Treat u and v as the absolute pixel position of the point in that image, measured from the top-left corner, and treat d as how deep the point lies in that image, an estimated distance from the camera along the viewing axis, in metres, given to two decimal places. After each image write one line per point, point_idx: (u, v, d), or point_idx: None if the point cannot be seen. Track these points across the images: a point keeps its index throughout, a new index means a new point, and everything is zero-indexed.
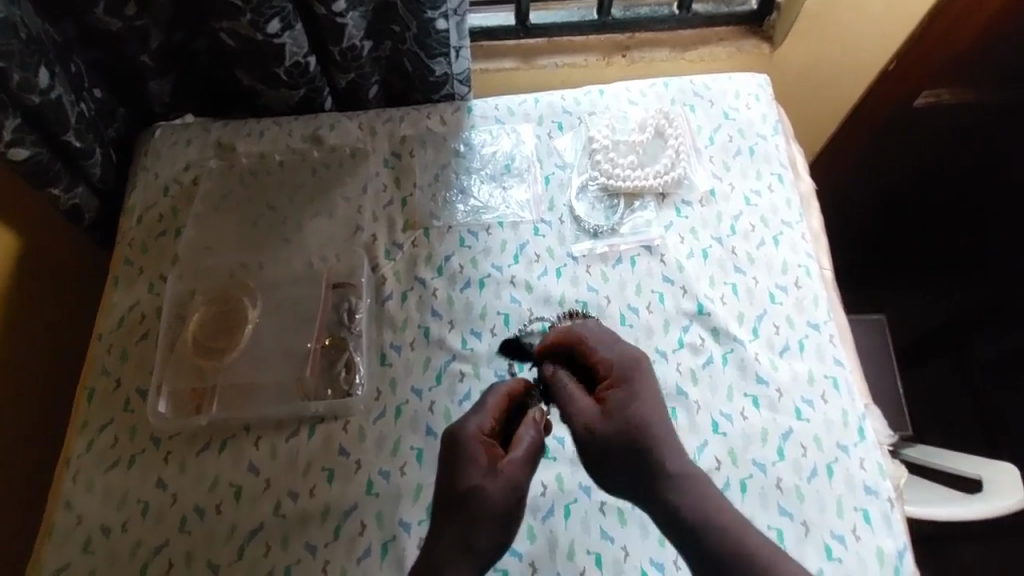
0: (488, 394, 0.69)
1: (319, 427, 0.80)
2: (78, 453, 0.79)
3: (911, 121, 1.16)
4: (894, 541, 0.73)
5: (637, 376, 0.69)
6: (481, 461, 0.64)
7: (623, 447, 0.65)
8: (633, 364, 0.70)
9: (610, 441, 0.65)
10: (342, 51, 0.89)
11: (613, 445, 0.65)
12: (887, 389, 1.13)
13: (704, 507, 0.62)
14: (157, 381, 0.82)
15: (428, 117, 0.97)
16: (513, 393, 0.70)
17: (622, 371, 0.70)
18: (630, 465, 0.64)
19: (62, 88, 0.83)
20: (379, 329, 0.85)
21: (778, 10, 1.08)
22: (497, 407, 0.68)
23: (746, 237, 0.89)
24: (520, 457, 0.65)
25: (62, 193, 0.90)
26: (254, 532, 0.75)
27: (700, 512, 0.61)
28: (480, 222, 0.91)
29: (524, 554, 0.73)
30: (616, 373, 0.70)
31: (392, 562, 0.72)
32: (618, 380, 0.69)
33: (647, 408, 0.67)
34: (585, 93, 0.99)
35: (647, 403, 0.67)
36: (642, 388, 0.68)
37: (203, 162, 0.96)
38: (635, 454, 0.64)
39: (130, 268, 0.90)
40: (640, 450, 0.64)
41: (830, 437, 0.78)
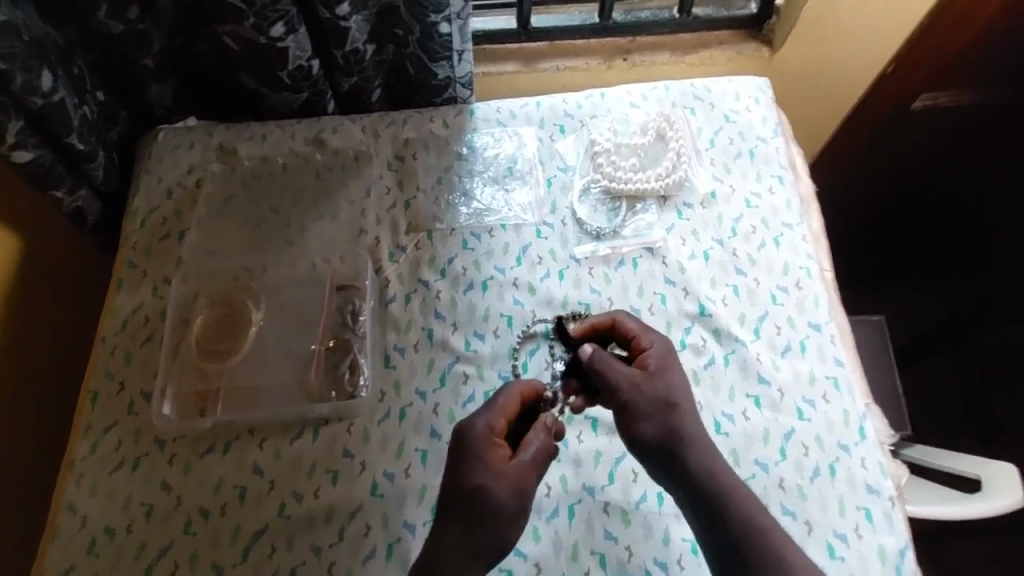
0: (500, 392, 0.70)
1: (323, 429, 0.80)
2: (82, 456, 0.79)
3: (908, 124, 1.17)
4: (896, 540, 0.73)
5: (672, 359, 0.72)
6: (489, 461, 0.64)
7: (656, 418, 0.67)
8: (670, 347, 0.73)
9: (644, 410, 0.67)
10: (345, 55, 0.89)
11: (646, 416, 0.67)
12: (887, 388, 1.14)
13: (728, 485, 0.64)
14: (161, 384, 0.82)
15: (431, 120, 0.98)
16: (524, 393, 0.70)
17: (658, 351, 0.72)
18: (660, 438, 0.66)
19: (65, 91, 0.83)
20: (383, 331, 0.85)
21: (777, 14, 1.09)
22: (508, 406, 0.69)
23: (747, 239, 0.89)
24: (528, 459, 0.65)
25: (65, 196, 0.90)
26: (259, 533, 0.75)
27: (724, 487, 0.64)
28: (482, 224, 0.91)
29: (529, 555, 0.73)
30: (654, 352, 0.72)
31: (397, 562, 0.72)
32: (655, 358, 0.71)
33: (682, 388, 0.69)
34: (587, 96, 1.00)
35: (681, 383, 0.70)
36: (678, 371, 0.71)
37: (206, 165, 0.96)
38: (667, 428, 0.66)
39: (133, 270, 0.90)
40: (672, 425, 0.66)
41: (831, 437, 0.78)
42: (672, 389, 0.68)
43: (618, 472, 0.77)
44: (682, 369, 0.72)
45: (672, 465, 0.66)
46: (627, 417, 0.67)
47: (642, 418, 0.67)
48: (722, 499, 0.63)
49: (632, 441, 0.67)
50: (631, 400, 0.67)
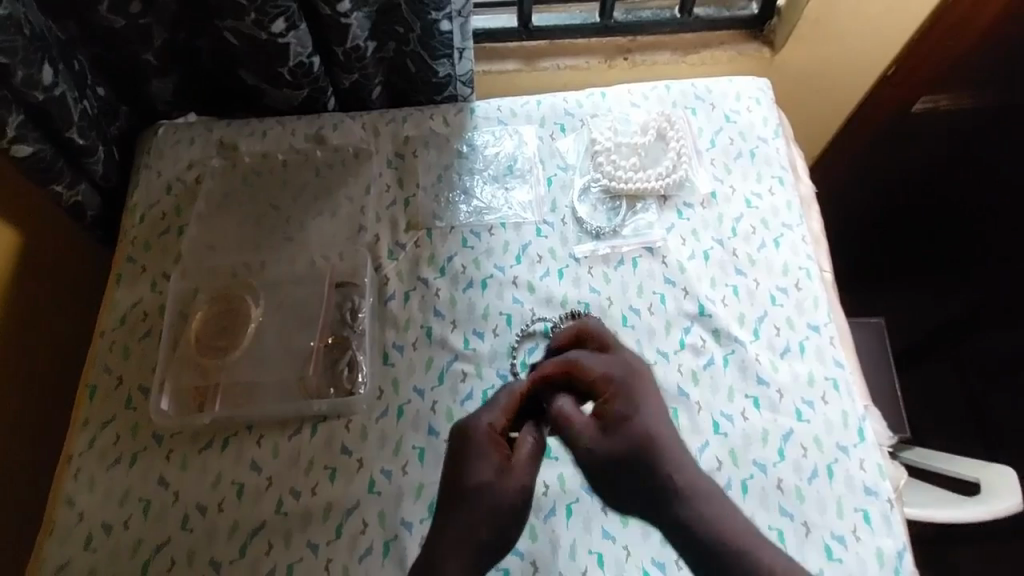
0: (501, 392, 0.70)
1: (322, 426, 0.80)
2: (79, 451, 0.79)
3: (910, 129, 1.18)
4: (894, 542, 0.73)
5: (641, 384, 0.67)
6: (490, 459, 0.64)
7: (627, 462, 0.62)
8: (631, 374, 0.68)
9: (617, 457, 0.62)
10: (346, 52, 0.89)
11: (618, 461, 0.62)
12: (882, 385, 1.13)
13: (722, 522, 0.59)
14: (160, 379, 0.82)
15: (431, 117, 0.98)
16: (528, 392, 0.70)
17: (623, 383, 0.67)
18: (638, 482, 0.61)
19: (65, 85, 0.83)
20: (382, 328, 0.85)
21: (779, 14, 1.09)
22: (510, 406, 0.69)
23: (747, 240, 0.89)
24: (526, 452, 0.65)
25: (64, 190, 0.90)
26: (256, 530, 0.74)
27: (717, 527, 0.59)
28: (482, 222, 0.91)
29: (526, 553, 0.73)
30: (614, 388, 0.67)
31: (394, 560, 0.72)
32: (619, 395, 0.66)
33: (653, 417, 0.65)
34: (588, 95, 1.00)
35: (653, 414, 0.65)
36: (645, 398, 0.66)
37: (206, 160, 0.96)
38: (643, 469, 0.61)
39: (132, 265, 0.90)
40: (651, 466, 0.61)
41: (830, 438, 0.78)
42: (646, 423, 0.64)
43: None
44: (648, 394, 0.67)
45: (661, 509, 0.61)
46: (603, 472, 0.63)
47: (614, 468, 0.62)
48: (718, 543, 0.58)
49: (614, 492, 0.63)
50: (597, 452, 0.63)
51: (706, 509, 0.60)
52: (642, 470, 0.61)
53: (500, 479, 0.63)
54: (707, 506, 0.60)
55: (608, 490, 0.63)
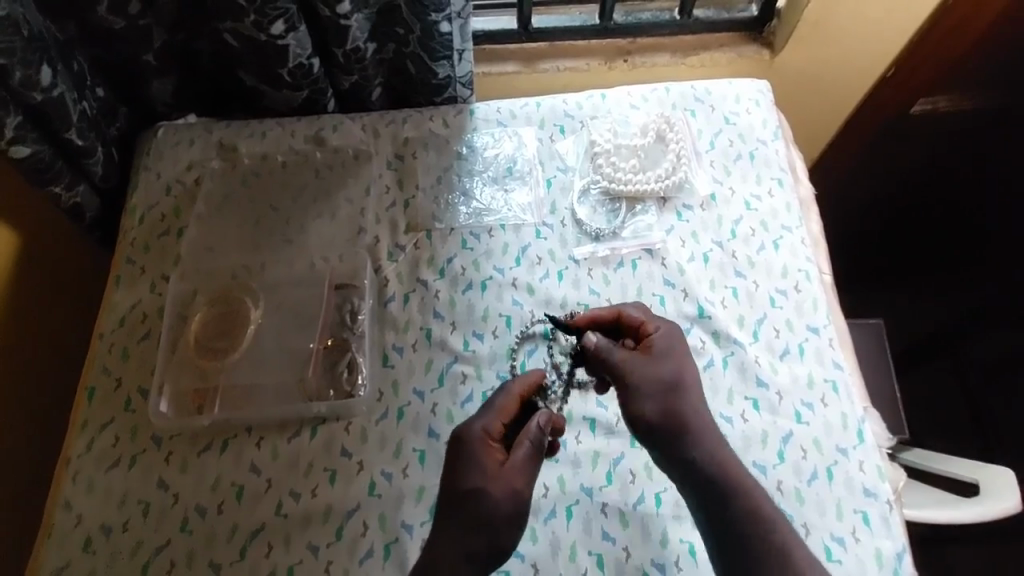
0: (498, 393, 0.70)
1: (321, 428, 0.79)
2: (78, 453, 0.79)
3: (909, 129, 1.18)
4: (894, 543, 0.73)
5: (678, 342, 0.73)
6: (486, 462, 0.64)
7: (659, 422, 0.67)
8: (676, 333, 0.74)
9: (647, 389, 0.69)
10: (346, 53, 0.89)
11: (650, 394, 0.68)
12: (882, 389, 1.13)
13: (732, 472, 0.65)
14: (159, 381, 0.81)
15: (430, 119, 0.98)
16: (523, 391, 0.70)
17: (669, 339, 0.73)
18: (660, 413, 0.67)
19: (65, 86, 0.83)
20: (381, 331, 0.85)
21: (778, 16, 1.09)
22: (506, 408, 0.69)
23: (746, 242, 0.89)
24: (524, 455, 0.65)
25: (63, 191, 0.90)
26: (255, 532, 0.74)
27: (726, 471, 0.65)
28: (482, 224, 0.91)
29: (526, 556, 0.73)
30: (659, 334, 0.73)
31: (394, 562, 0.72)
32: (662, 341, 0.73)
33: (688, 371, 0.71)
34: (587, 97, 1.00)
35: (688, 367, 0.71)
36: (683, 355, 0.72)
37: (205, 162, 0.96)
38: (673, 413, 0.67)
39: (131, 267, 0.89)
40: (676, 402, 0.68)
41: (829, 440, 0.78)
42: (678, 371, 0.70)
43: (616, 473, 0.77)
44: (688, 352, 0.73)
45: (674, 445, 0.67)
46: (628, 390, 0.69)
47: (644, 397, 0.68)
48: (723, 488, 0.64)
49: (633, 416, 0.68)
50: (637, 377, 0.69)
51: (715, 454, 0.66)
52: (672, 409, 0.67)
53: (495, 479, 0.63)
54: (718, 459, 0.66)
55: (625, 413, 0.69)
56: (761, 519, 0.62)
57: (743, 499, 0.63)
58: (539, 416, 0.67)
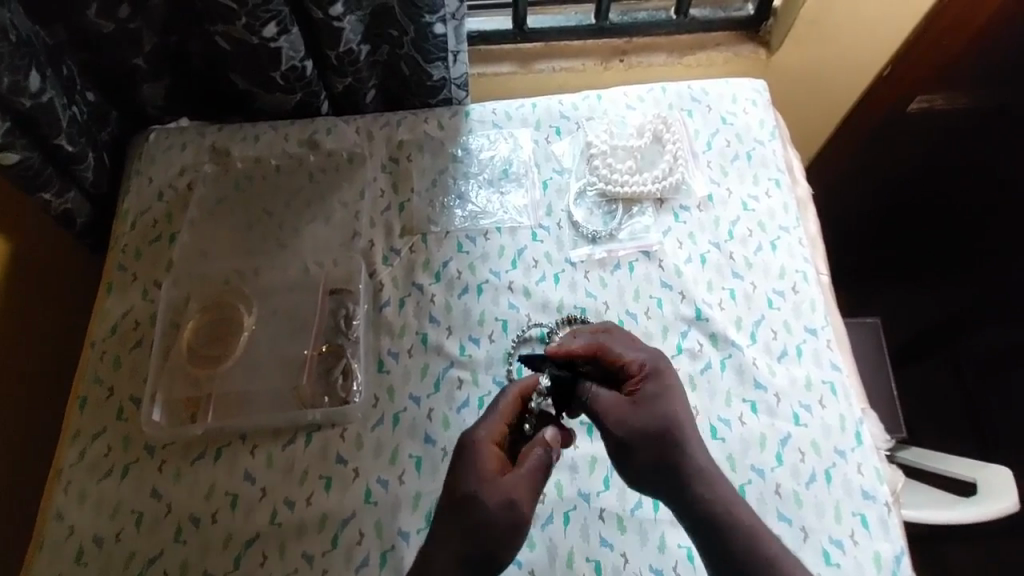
0: (499, 396, 0.69)
1: (316, 435, 0.79)
2: (69, 463, 0.78)
3: (901, 125, 1.17)
4: (892, 546, 0.72)
5: (665, 377, 0.69)
6: (488, 470, 0.63)
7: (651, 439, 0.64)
8: (662, 367, 0.69)
9: (638, 439, 0.65)
10: (339, 55, 0.88)
11: (644, 443, 0.64)
12: (881, 389, 1.13)
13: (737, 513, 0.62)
14: (151, 389, 0.81)
15: (425, 121, 0.97)
16: (525, 394, 0.69)
17: (651, 377, 0.69)
18: (656, 460, 0.64)
19: (53, 91, 0.82)
20: (377, 336, 0.84)
21: (774, 15, 1.08)
22: (509, 411, 0.68)
23: (744, 243, 0.88)
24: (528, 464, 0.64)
25: (53, 198, 0.89)
26: (250, 541, 0.74)
27: (722, 506, 0.62)
28: (477, 227, 0.90)
29: (523, 562, 0.73)
30: (643, 375, 0.69)
31: (390, 569, 0.72)
32: (647, 380, 0.68)
33: (677, 409, 0.66)
34: (583, 97, 0.99)
35: (678, 405, 0.67)
36: (673, 392, 0.67)
37: (198, 166, 0.95)
38: (665, 451, 0.64)
39: (123, 274, 0.88)
40: (669, 448, 0.64)
41: (827, 442, 0.78)
42: (669, 413, 0.65)
43: (614, 478, 0.76)
44: (675, 386, 0.68)
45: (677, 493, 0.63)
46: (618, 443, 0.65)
47: (638, 447, 0.64)
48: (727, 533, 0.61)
49: (632, 468, 0.65)
50: (624, 423, 0.65)
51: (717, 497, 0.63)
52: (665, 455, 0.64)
53: (496, 488, 0.62)
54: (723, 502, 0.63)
55: (622, 462, 0.66)
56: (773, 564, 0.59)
57: (750, 545, 0.60)
58: (548, 427, 0.66)
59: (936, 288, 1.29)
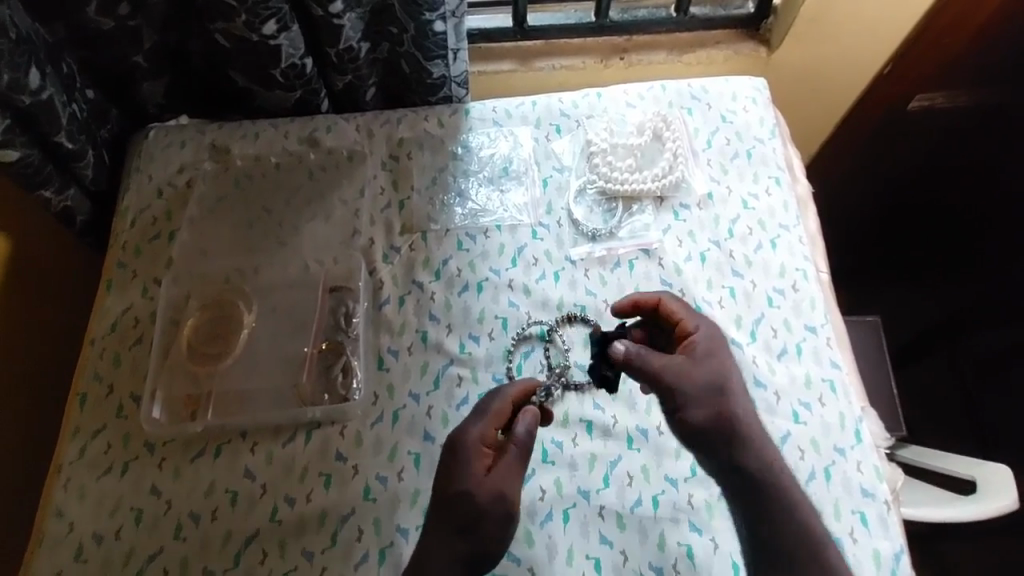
0: (493, 398, 0.70)
1: (316, 432, 0.79)
2: (69, 461, 0.78)
3: (904, 124, 1.17)
4: (891, 544, 0.73)
5: (721, 342, 0.70)
6: (474, 467, 0.63)
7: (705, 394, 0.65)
8: (718, 335, 0.71)
9: (691, 391, 0.65)
10: (339, 53, 0.88)
11: (698, 396, 0.64)
12: (880, 388, 1.13)
13: (779, 480, 0.62)
14: (151, 386, 0.81)
15: (425, 119, 0.97)
16: (517, 395, 0.70)
17: (706, 340, 0.70)
18: (707, 414, 0.64)
19: (53, 89, 0.82)
20: (376, 334, 0.84)
21: (775, 13, 1.08)
22: (501, 412, 0.69)
23: (744, 241, 0.88)
24: (512, 460, 0.64)
25: (53, 195, 0.89)
26: (249, 539, 0.74)
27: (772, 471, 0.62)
28: (477, 225, 0.90)
29: (522, 559, 0.73)
30: (699, 337, 0.70)
31: (390, 567, 0.72)
32: (702, 343, 0.69)
33: (730, 371, 0.67)
34: (583, 95, 0.99)
35: (730, 370, 0.67)
36: (728, 357, 0.69)
37: (197, 164, 0.95)
38: (719, 406, 0.64)
39: (123, 271, 0.88)
40: (720, 404, 0.64)
41: (827, 440, 0.78)
42: (721, 375, 0.66)
43: (613, 476, 0.76)
44: (730, 355, 0.70)
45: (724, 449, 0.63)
46: (672, 389, 0.65)
47: (689, 398, 0.64)
48: (771, 491, 0.61)
49: (682, 418, 0.64)
50: (678, 374, 0.66)
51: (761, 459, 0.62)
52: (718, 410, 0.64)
53: (485, 483, 0.63)
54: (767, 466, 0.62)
55: (671, 413, 0.65)
56: (813, 535, 0.59)
57: (791, 507, 0.60)
58: (524, 416, 0.66)
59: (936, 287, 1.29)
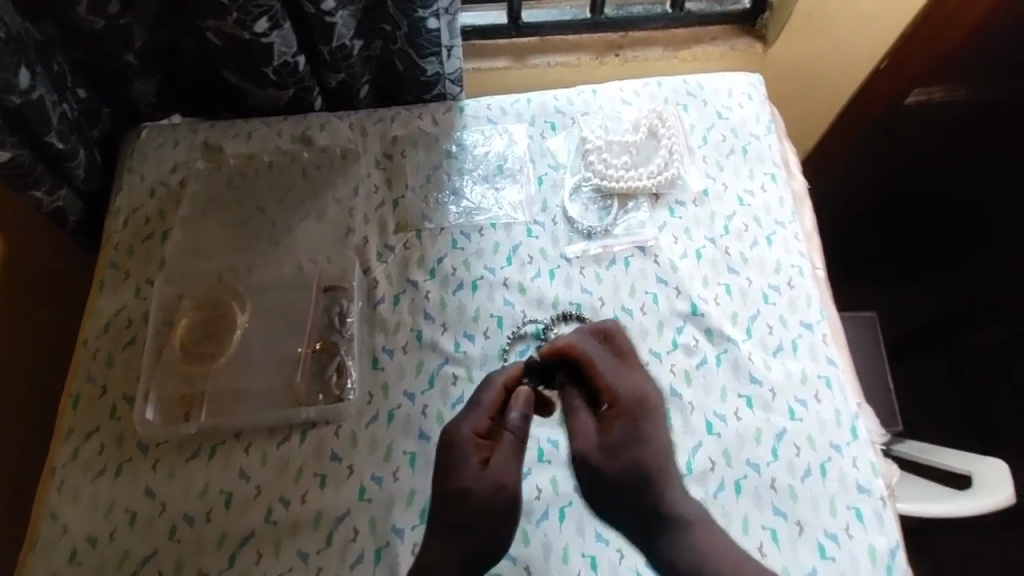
0: (484, 387, 0.69)
1: (311, 432, 0.78)
2: (63, 462, 0.78)
3: (898, 123, 1.20)
4: (887, 540, 0.72)
5: (641, 407, 0.73)
6: (471, 463, 0.66)
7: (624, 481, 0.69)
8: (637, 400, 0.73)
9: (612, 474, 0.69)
10: (332, 51, 0.87)
11: (614, 478, 0.69)
12: (877, 383, 1.12)
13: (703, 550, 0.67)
14: (144, 387, 0.80)
15: (419, 117, 0.96)
16: (509, 383, 0.69)
17: (632, 408, 0.73)
18: (623, 490, 0.69)
19: (43, 88, 0.81)
20: (371, 333, 0.84)
21: (770, 9, 1.08)
22: (493, 403, 0.69)
23: (739, 237, 0.88)
24: (507, 450, 0.67)
25: (44, 195, 0.88)
26: (244, 540, 0.73)
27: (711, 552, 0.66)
28: (472, 223, 0.90)
29: (518, 558, 0.72)
30: (621, 407, 0.73)
31: (385, 566, 0.72)
32: (623, 411, 0.72)
33: (648, 442, 0.71)
34: (578, 92, 0.98)
35: (651, 442, 0.71)
36: (647, 425, 0.72)
37: (190, 163, 0.94)
38: (636, 483, 0.69)
39: (116, 271, 0.88)
40: (635, 482, 0.69)
41: (823, 436, 0.77)
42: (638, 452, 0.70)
43: None
44: (650, 415, 0.73)
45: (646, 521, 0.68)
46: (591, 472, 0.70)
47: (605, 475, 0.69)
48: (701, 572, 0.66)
49: (604, 498, 0.70)
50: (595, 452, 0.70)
51: (685, 531, 0.68)
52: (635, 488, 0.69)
53: (484, 477, 0.66)
54: (692, 538, 0.67)
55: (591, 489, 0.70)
56: None
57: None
58: (518, 403, 0.68)
59: (933, 283, 1.29)
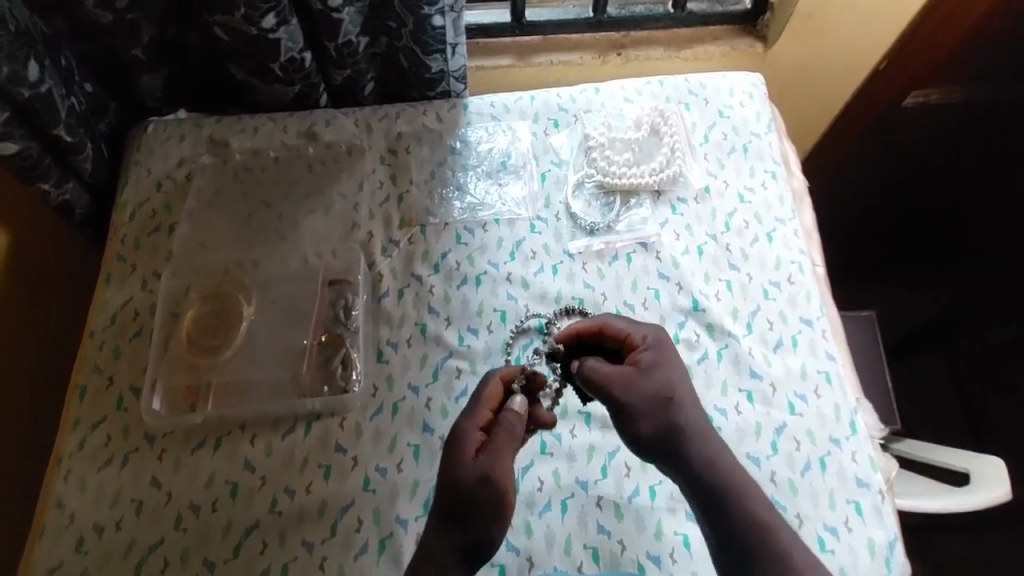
0: (482, 384, 0.69)
1: (316, 424, 0.79)
2: (70, 452, 0.78)
3: (900, 122, 1.19)
4: (886, 533, 0.73)
5: (667, 349, 0.68)
6: (469, 449, 0.63)
7: (650, 405, 0.63)
8: (661, 338, 0.69)
9: (638, 406, 0.64)
10: (338, 47, 0.88)
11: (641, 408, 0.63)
12: (876, 382, 1.13)
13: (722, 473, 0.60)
14: (151, 378, 0.81)
15: (424, 113, 0.97)
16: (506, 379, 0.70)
17: (651, 347, 0.68)
18: (644, 424, 0.63)
19: (52, 82, 0.82)
20: (376, 326, 0.85)
21: (770, 11, 1.09)
22: (493, 397, 0.68)
23: (740, 234, 0.89)
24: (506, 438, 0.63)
25: (52, 188, 0.89)
26: (250, 530, 0.74)
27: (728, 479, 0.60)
28: (476, 219, 0.91)
29: (521, 549, 0.73)
30: (645, 344, 0.68)
31: (390, 557, 0.72)
32: (649, 351, 0.67)
33: (676, 378, 0.65)
34: (581, 90, 0.99)
35: (677, 375, 0.66)
36: (673, 361, 0.67)
37: (196, 158, 0.95)
38: (660, 416, 0.63)
39: (122, 264, 0.89)
40: (667, 416, 0.63)
41: (823, 431, 0.78)
42: (666, 381, 0.65)
43: (611, 467, 0.77)
44: (678, 357, 0.68)
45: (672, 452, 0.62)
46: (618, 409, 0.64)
47: (634, 415, 0.63)
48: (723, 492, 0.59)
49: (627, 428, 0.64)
50: (625, 390, 0.65)
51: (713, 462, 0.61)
52: (661, 413, 0.63)
53: (478, 462, 0.61)
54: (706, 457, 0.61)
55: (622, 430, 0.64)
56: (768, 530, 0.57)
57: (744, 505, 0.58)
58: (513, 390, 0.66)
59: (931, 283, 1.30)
